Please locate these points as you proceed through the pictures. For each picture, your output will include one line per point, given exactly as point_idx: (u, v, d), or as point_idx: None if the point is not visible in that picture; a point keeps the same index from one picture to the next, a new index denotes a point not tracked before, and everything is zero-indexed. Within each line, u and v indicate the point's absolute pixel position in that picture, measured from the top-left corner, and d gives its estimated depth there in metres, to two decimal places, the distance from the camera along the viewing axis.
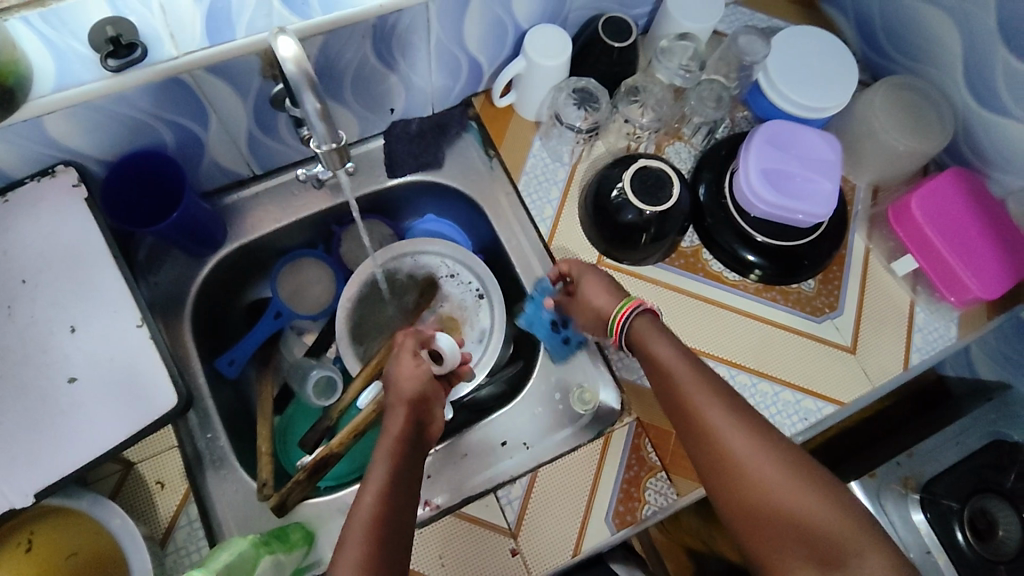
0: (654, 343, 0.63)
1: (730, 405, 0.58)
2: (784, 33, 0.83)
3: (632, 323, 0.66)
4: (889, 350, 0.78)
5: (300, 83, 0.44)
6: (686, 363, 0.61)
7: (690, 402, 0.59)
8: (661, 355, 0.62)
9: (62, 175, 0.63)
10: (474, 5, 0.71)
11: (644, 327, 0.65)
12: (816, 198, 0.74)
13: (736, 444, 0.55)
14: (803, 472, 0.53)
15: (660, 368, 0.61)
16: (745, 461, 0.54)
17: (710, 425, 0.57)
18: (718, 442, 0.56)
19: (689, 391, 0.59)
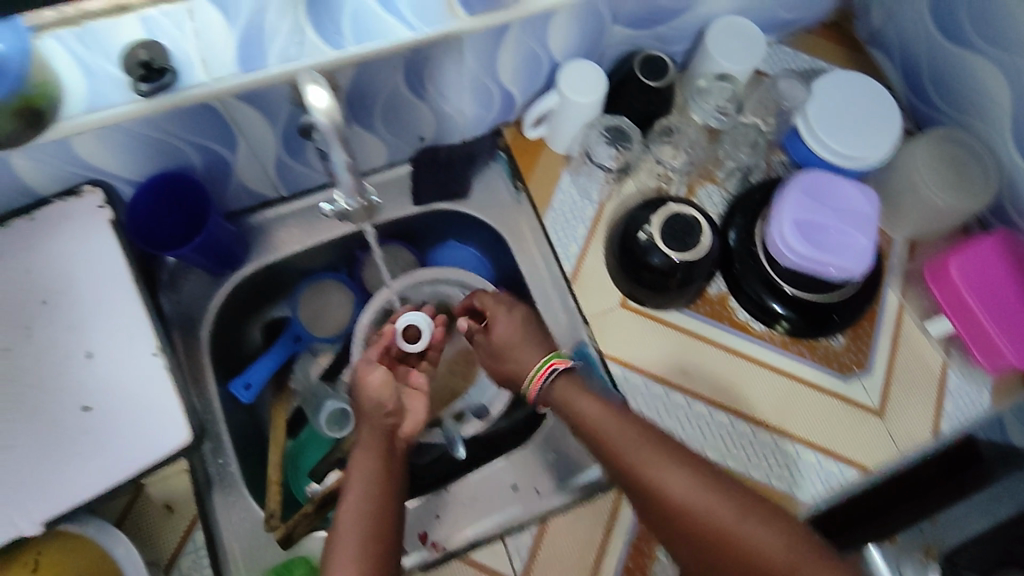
0: (577, 401, 0.67)
1: (661, 454, 0.63)
2: (828, 77, 0.79)
3: (552, 381, 0.70)
4: (918, 414, 0.76)
5: (328, 136, 0.44)
6: (610, 415, 0.66)
7: (624, 458, 0.63)
8: (581, 408, 0.67)
9: (88, 195, 0.62)
10: (509, 40, 0.69)
11: (565, 383, 0.69)
12: (851, 253, 0.71)
13: (675, 491, 0.61)
14: (741, 506, 0.60)
15: (586, 425, 0.66)
16: (685, 505, 0.60)
17: (651, 479, 0.62)
18: (658, 493, 0.61)
19: (619, 446, 0.64)
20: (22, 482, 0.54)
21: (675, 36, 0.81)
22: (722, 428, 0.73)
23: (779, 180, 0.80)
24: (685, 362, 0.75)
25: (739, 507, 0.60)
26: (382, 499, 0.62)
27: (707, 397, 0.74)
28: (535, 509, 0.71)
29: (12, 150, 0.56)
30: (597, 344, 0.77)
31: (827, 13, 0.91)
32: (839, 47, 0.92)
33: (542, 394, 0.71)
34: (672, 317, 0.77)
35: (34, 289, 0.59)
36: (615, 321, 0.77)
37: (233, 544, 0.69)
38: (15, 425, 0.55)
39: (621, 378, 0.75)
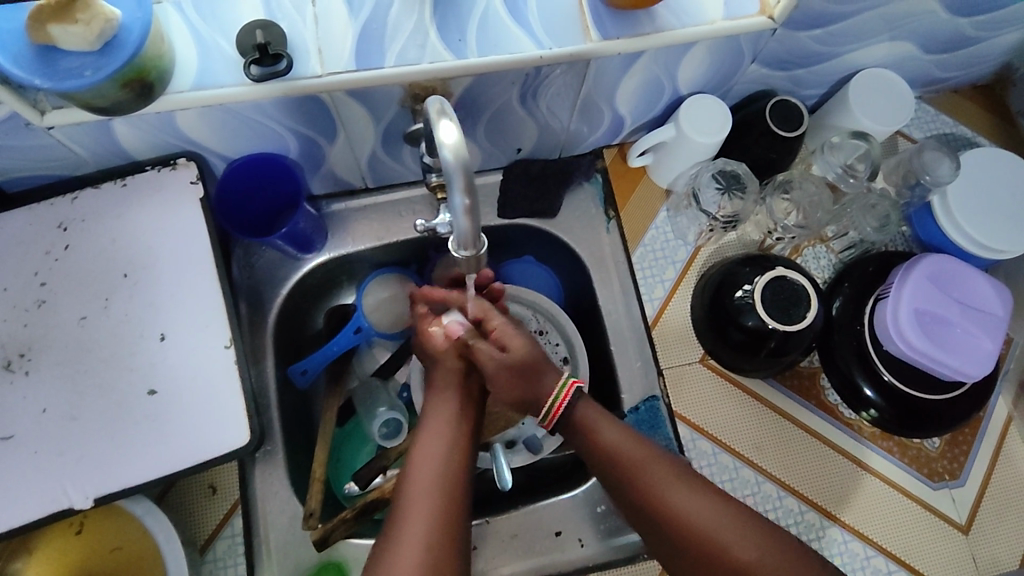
0: (596, 425, 0.59)
1: (692, 485, 0.56)
2: (975, 154, 0.73)
3: (574, 403, 0.61)
4: (1008, 538, 0.70)
5: (453, 177, 0.41)
6: (637, 444, 0.59)
7: (647, 484, 0.57)
8: (606, 440, 0.59)
9: (182, 169, 0.61)
10: (638, 68, 0.63)
11: (586, 408, 0.60)
12: (969, 355, 0.65)
13: (704, 524, 0.54)
14: (767, 543, 0.53)
15: (608, 451, 0.58)
16: (716, 538, 0.54)
17: (678, 510, 0.55)
18: (684, 523, 0.55)
19: (644, 472, 0.57)
20: (80, 457, 0.54)
21: (811, 81, 0.74)
22: (789, 514, 0.70)
23: (899, 256, 0.73)
24: (759, 437, 0.72)
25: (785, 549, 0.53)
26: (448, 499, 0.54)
27: (780, 480, 0.71)
28: (576, 560, 0.68)
29: (113, 116, 0.53)
30: (669, 399, 0.73)
31: (983, 77, 0.82)
32: (988, 115, 0.83)
33: (557, 424, 0.61)
34: (758, 387, 0.74)
35: (117, 262, 0.59)
36: (693, 378, 0.74)
37: (269, 532, 0.67)
38: (83, 400, 0.55)
39: (691, 442, 0.71)
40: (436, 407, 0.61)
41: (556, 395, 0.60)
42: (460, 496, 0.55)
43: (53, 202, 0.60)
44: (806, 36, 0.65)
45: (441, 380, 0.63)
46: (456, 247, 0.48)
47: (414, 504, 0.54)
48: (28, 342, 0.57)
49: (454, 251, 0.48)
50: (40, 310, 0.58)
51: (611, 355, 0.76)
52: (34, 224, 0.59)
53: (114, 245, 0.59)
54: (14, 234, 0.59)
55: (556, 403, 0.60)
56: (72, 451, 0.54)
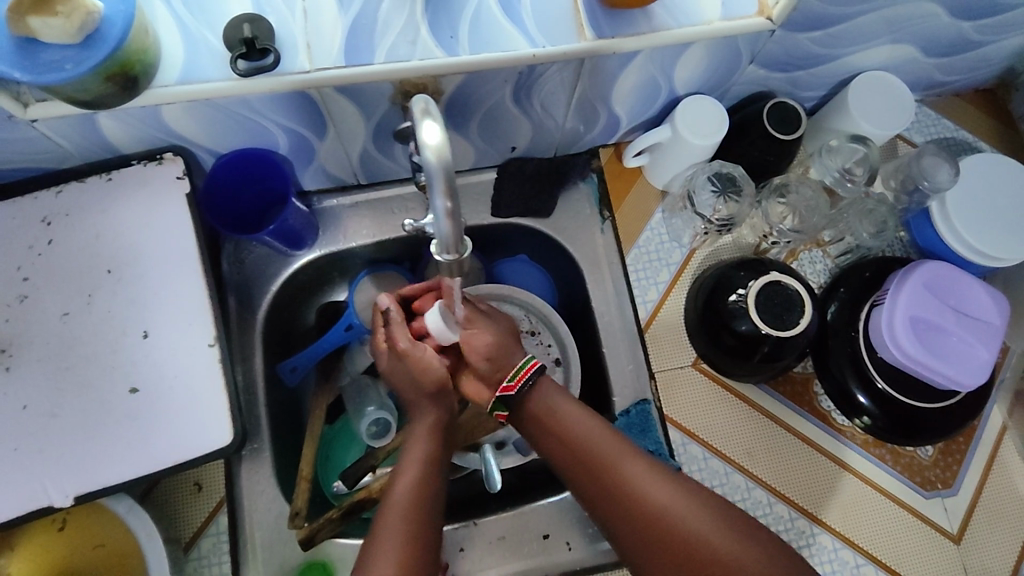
0: (556, 407, 0.63)
1: (642, 463, 0.59)
2: (975, 159, 0.72)
3: (534, 384, 0.64)
4: (999, 548, 0.69)
5: (434, 179, 0.40)
6: (586, 415, 0.62)
7: (603, 461, 0.59)
8: (558, 411, 0.62)
9: (169, 164, 0.60)
10: (634, 67, 0.62)
11: (543, 391, 0.64)
12: (964, 364, 0.64)
13: (655, 497, 0.56)
14: (716, 518, 0.55)
15: (565, 430, 0.61)
16: (666, 510, 0.55)
17: (631, 485, 0.57)
18: (637, 496, 0.57)
19: (600, 451, 0.60)
20: (61, 455, 0.53)
21: (811, 83, 0.73)
22: (780, 521, 0.69)
23: (896, 262, 0.72)
24: (751, 442, 0.71)
25: (736, 524, 0.55)
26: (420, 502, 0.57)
27: (771, 486, 0.70)
28: (564, 563, 0.68)
29: (97, 110, 0.52)
30: (661, 403, 0.72)
31: (986, 81, 0.80)
32: (991, 119, 0.82)
33: (519, 396, 0.64)
34: (750, 392, 0.73)
35: (101, 257, 0.58)
36: (686, 381, 0.73)
37: (254, 531, 0.66)
38: (64, 398, 0.55)
39: (681, 447, 0.71)
40: (413, 435, 0.64)
41: (516, 371, 0.64)
42: (431, 498, 0.58)
43: (38, 196, 0.59)
44: (806, 37, 0.63)
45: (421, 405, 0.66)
46: (440, 249, 0.47)
47: (393, 518, 0.55)
48: (11, 337, 0.56)
49: (438, 254, 0.47)
50: (23, 305, 0.57)
51: (603, 357, 0.75)
52: (17, 218, 0.59)
53: (99, 240, 0.59)
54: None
55: (518, 376, 0.63)
56: (52, 450, 0.53)
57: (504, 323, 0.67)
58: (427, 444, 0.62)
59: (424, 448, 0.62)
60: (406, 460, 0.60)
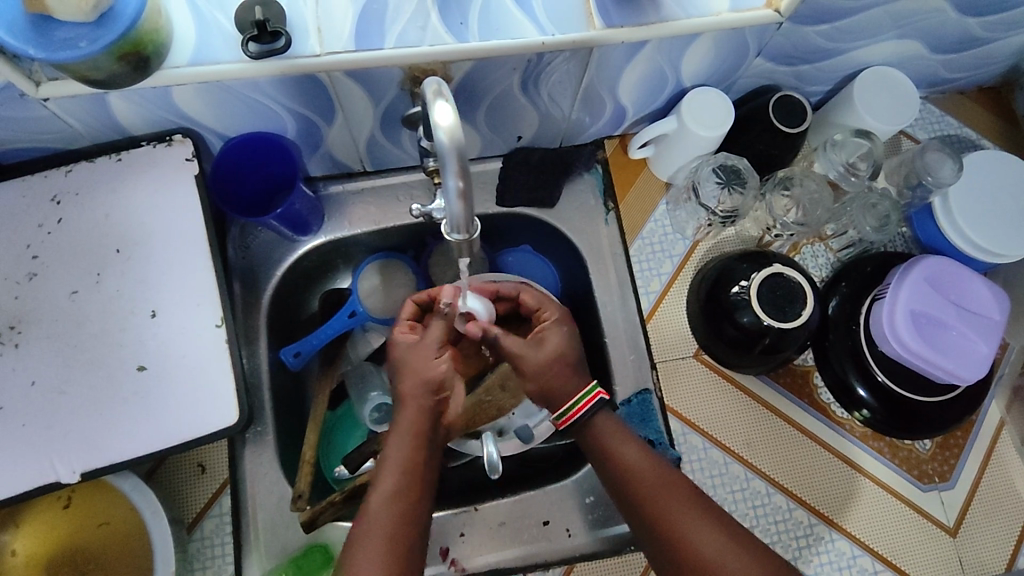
0: (615, 440, 0.59)
1: (696, 507, 0.56)
2: (977, 156, 0.72)
3: (594, 415, 0.60)
4: (993, 541, 0.70)
5: (447, 159, 0.41)
6: (650, 459, 0.59)
7: (659, 505, 0.56)
8: (623, 458, 0.58)
9: (178, 145, 0.60)
10: (641, 58, 0.63)
11: (605, 422, 0.60)
12: (965, 359, 0.64)
13: (708, 547, 0.53)
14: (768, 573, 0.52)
15: (625, 468, 0.58)
16: (718, 565, 0.53)
17: (681, 532, 0.54)
18: (687, 546, 0.54)
19: (654, 492, 0.57)
20: (70, 430, 0.54)
21: (818, 77, 0.73)
22: (777, 511, 0.70)
23: (897, 257, 0.73)
24: (749, 433, 0.72)
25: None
26: (408, 478, 0.55)
27: (769, 476, 0.71)
28: (563, 550, 0.68)
29: (108, 89, 0.52)
30: (662, 393, 0.73)
31: (990, 79, 0.81)
32: (994, 116, 0.82)
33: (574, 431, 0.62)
34: (751, 383, 0.73)
35: (110, 237, 0.59)
36: (687, 372, 0.73)
37: (257, 512, 0.67)
38: (73, 374, 0.55)
39: (681, 436, 0.71)
40: (397, 427, 0.59)
41: (573, 405, 0.60)
42: (419, 481, 0.56)
43: (48, 174, 0.59)
44: (813, 31, 0.64)
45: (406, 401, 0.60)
46: (452, 232, 0.48)
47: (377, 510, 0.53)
48: (19, 314, 0.56)
49: (448, 233, 0.48)
50: (32, 283, 0.57)
51: (605, 347, 0.75)
52: (28, 197, 0.59)
53: (108, 220, 0.59)
54: (8, 206, 0.59)
55: (576, 408, 0.60)
56: (60, 425, 0.54)
57: (558, 349, 0.62)
58: (405, 439, 0.58)
59: (405, 445, 0.57)
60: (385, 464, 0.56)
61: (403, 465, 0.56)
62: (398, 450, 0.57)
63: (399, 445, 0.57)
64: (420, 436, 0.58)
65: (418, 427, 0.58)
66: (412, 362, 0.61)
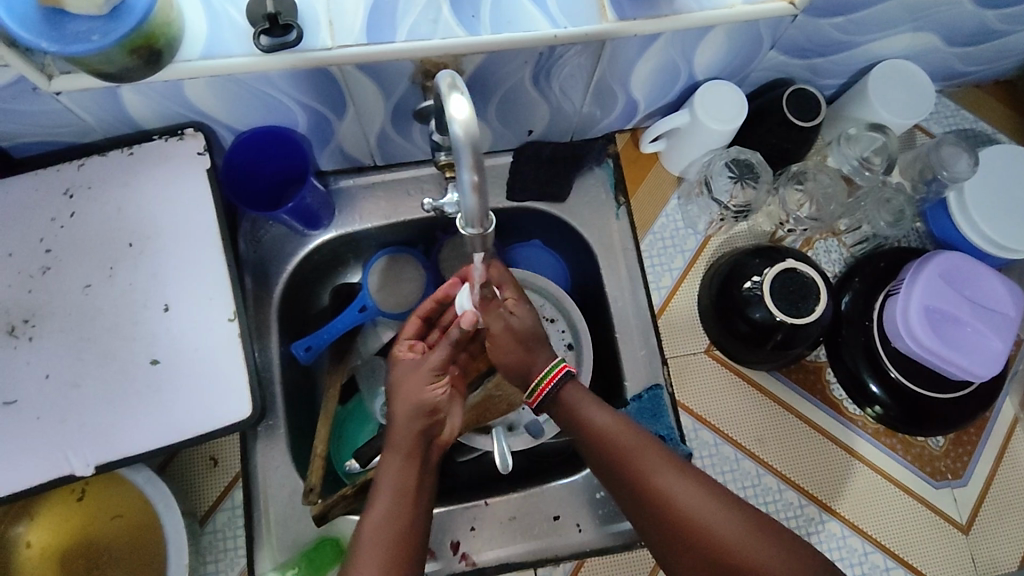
0: (584, 404, 0.60)
1: (672, 464, 0.57)
2: (993, 151, 0.72)
3: (562, 387, 0.60)
4: (1006, 539, 0.69)
5: (462, 151, 0.40)
6: (616, 418, 0.59)
7: (637, 464, 0.57)
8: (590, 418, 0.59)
9: (190, 139, 0.60)
10: (654, 51, 0.62)
11: (572, 388, 0.61)
12: (980, 355, 0.64)
13: (674, 494, 0.55)
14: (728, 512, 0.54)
15: (598, 431, 0.58)
16: (696, 515, 0.54)
17: (658, 487, 0.56)
18: (666, 500, 0.55)
19: (630, 451, 0.57)
20: (84, 423, 0.54)
21: (832, 70, 0.72)
22: (789, 507, 0.69)
23: (911, 252, 0.72)
24: (761, 429, 0.72)
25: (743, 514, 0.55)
26: (404, 495, 0.56)
27: (780, 472, 0.70)
28: (573, 545, 0.68)
29: (120, 83, 0.52)
30: (673, 389, 0.72)
31: (1006, 72, 0.80)
32: (1010, 110, 0.81)
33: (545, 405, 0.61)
34: (763, 379, 0.73)
35: (122, 231, 0.59)
36: (698, 368, 0.73)
37: (268, 506, 0.67)
38: (87, 367, 0.55)
39: (692, 432, 0.71)
40: (388, 447, 0.58)
41: (543, 378, 0.59)
42: (415, 496, 0.57)
43: (61, 168, 0.60)
44: (828, 23, 0.63)
45: (398, 426, 0.58)
46: (465, 228, 0.47)
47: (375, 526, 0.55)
48: (33, 307, 0.57)
49: (462, 228, 0.48)
50: (46, 276, 0.57)
51: (616, 342, 0.75)
52: (41, 190, 0.59)
53: (120, 214, 0.59)
54: (21, 199, 0.59)
55: (540, 388, 0.60)
56: (74, 419, 0.54)
57: (524, 325, 0.61)
58: (401, 459, 0.57)
59: (398, 470, 0.57)
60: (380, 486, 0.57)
61: (399, 485, 0.56)
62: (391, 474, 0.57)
63: (393, 464, 0.57)
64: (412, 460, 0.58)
65: (412, 451, 0.58)
66: (405, 385, 0.60)
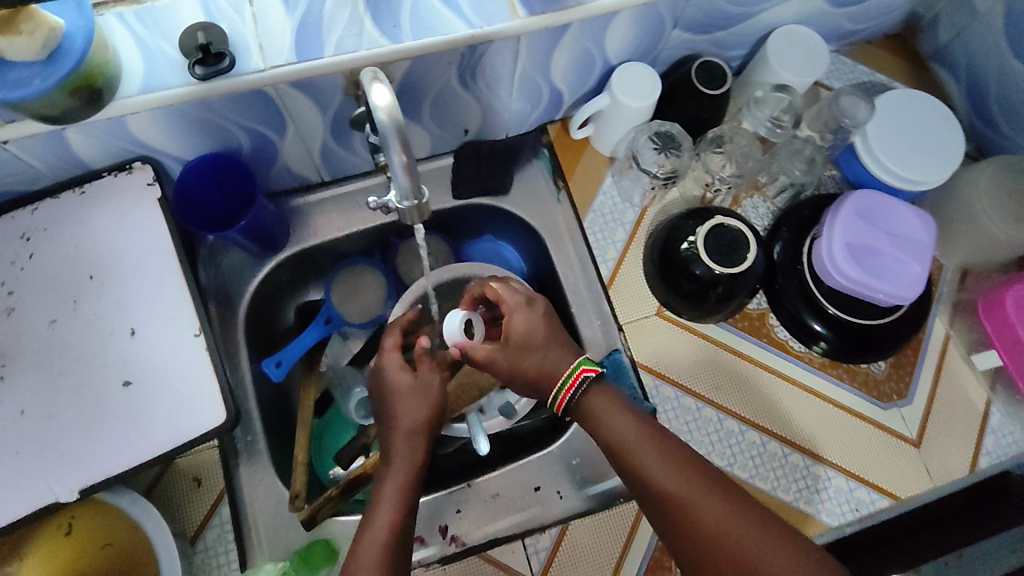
0: (609, 414, 0.60)
1: (689, 469, 0.56)
2: (889, 95, 0.78)
3: (585, 390, 0.61)
4: (956, 448, 0.74)
5: (389, 138, 0.44)
6: (634, 422, 0.59)
7: (650, 468, 0.57)
8: (610, 423, 0.59)
9: (138, 172, 0.63)
10: (567, 40, 0.67)
11: (598, 394, 0.61)
12: (902, 279, 0.69)
13: (682, 490, 0.55)
14: (732, 504, 0.54)
15: (616, 440, 0.59)
16: (720, 532, 0.53)
17: (693, 513, 0.54)
18: (691, 518, 0.54)
19: (650, 463, 0.57)
20: (63, 453, 0.55)
21: (734, 42, 0.79)
22: (752, 446, 0.73)
23: (829, 197, 0.78)
24: (718, 378, 0.75)
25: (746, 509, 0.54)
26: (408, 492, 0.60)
27: (742, 415, 0.74)
28: (556, 512, 0.71)
29: (65, 125, 0.55)
30: (631, 351, 0.76)
31: (893, 26, 0.87)
32: (902, 61, 0.88)
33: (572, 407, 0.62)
34: (712, 332, 0.77)
35: (81, 265, 0.61)
36: (651, 330, 0.77)
37: (257, 518, 0.69)
38: (60, 398, 0.57)
39: (654, 389, 0.74)
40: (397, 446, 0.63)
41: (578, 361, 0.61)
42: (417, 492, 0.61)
43: (15, 214, 0.62)
44: None
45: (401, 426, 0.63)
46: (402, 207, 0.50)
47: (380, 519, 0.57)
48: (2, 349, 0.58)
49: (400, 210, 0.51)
50: (11, 318, 0.59)
51: (572, 318, 0.79)
52: None
53: (78, 249, 0.61)
54: None
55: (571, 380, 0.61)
56: (53, 449, 0.55)
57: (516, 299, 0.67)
58: (406, 459, 0.62)
59: (406, 464, 0.61)
60: (383, 485, 0.60)
61: (403, 483, 0.60)
62: (399, 461, 0.62)
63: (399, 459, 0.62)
64: (413, 458, 0.62)
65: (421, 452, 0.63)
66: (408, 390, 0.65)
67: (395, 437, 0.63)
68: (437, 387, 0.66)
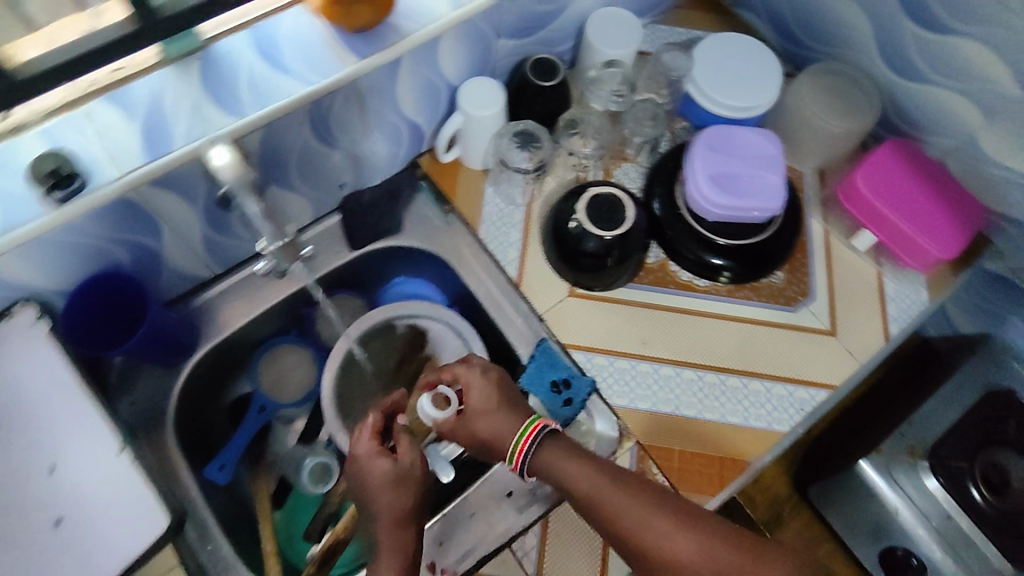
0: (564, 468, 0.60)
1: (652, 504, 0.57)
2: (705, 42, 0.86)
3: (540, 447, 0.62)
4: (866, 324, 0.80)
5: (237, 187, 0.57)
6: (590, 470, 0.60)
7: (614, 512, 0.57)
8: (568, 474, 0.60)
9: (19, 314, 0.63)
10: (404, 72, 0.71)
11: (551, 447, 0.62)
12: (765, 193, 0.76)
13: (646, 528, 0.56)
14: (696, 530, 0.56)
15: (579, 490, 0.59)
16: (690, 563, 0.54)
17: (674, 555, 0.55)
18: (658, 554, 0.55)
19: (615, 508, 0.58)
20: None
21: (557, 37, 0.86)
22: (691, 384, 0.76)
23: (685, 145, 0.85)
24: (643, 333, 0.79)
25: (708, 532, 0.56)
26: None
27: (674, 359, 0.78)
28: (533, 511, 0.71)
29: None
30: (558, 336, 0.79)
31: None
32: (711, 12, 0.98)
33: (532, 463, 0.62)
34: (623, 295, 0.81)
35: None
36: (571, 311, 0.80)
37: None
38: None
39: (588, 363, 0.77)
40: (385, 533, 0.61)
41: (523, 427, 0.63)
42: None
43: None
44: None
45: (387, 515, 0.62)
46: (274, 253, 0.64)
47: None
48: None
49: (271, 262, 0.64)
50: None
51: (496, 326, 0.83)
52: None
53: None
54: None
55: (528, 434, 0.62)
56: None
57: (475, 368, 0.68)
58: (395, 545, 0.61)
59: (396, 552, 0.60)
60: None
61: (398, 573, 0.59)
62: (389, 548, 0.60)
63: (389, 545, 0.61)
64: (404, 544, 0.61)
65: (409, 533, 0.62)
66: (384, 478, 0.63)
67: (381, 527, 0.62)
68: (415, 473, 0.64)
